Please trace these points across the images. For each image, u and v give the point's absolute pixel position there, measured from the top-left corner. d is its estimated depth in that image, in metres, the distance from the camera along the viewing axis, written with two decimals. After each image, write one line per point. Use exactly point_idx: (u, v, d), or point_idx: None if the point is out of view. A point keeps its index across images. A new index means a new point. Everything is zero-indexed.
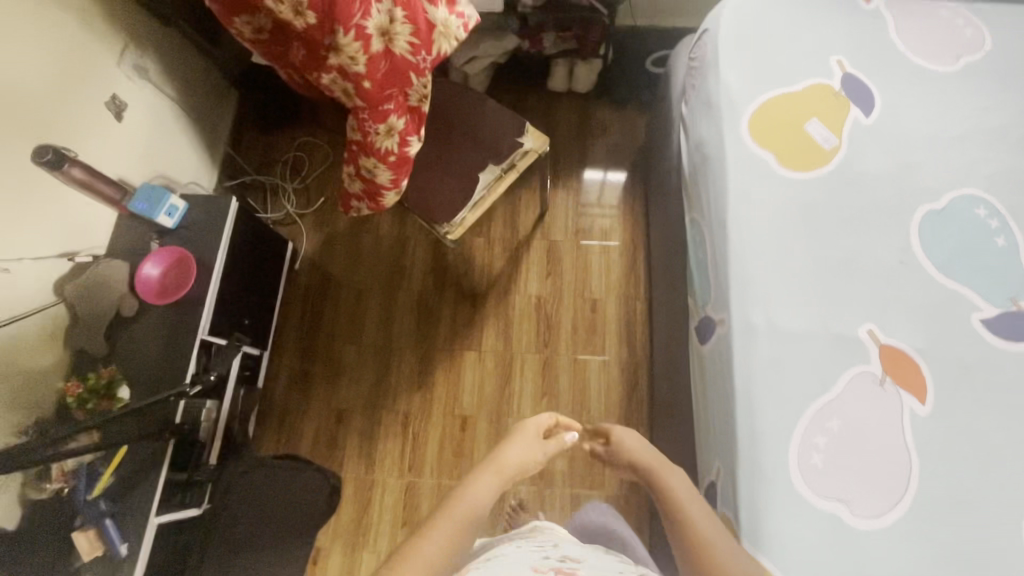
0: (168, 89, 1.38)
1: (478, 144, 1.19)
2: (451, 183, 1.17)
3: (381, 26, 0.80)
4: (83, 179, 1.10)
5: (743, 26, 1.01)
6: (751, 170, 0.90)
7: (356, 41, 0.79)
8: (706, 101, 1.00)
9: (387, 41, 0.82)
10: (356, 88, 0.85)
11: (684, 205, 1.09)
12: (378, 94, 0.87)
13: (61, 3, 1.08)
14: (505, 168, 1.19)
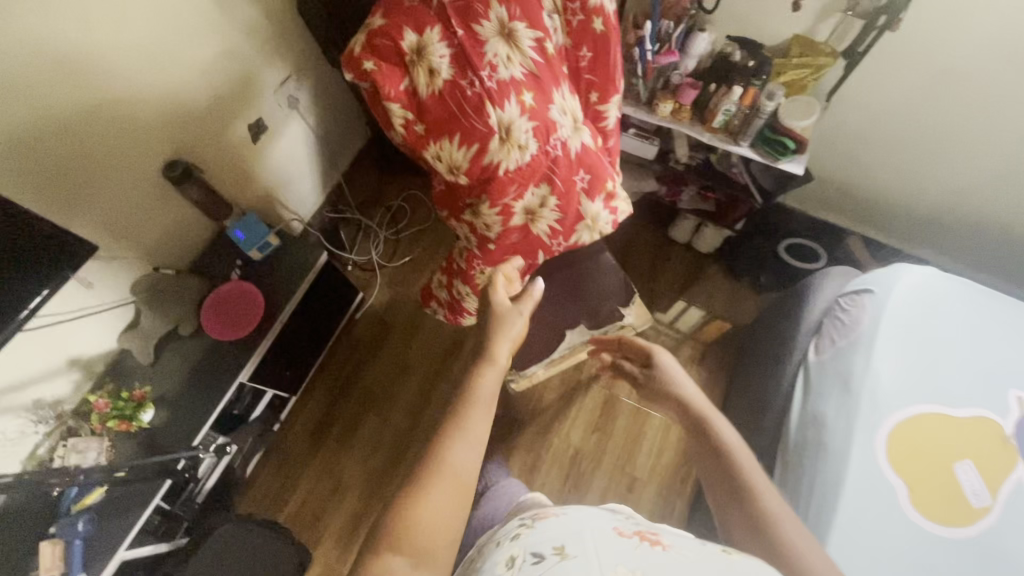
0: (310, 119, 1.41)
1: (580, 300, 1.10)
2: (535, 330, 1.08)
3: (529, 207, 0.74)
4: (196, 197, 1.11)
5: (914, 311, 0.89)
6: (872, 496, 0.77)
7: (497, 215, 0.73)
8: (844, 381, 0.86)
9: (529, 221, 0.75)
10: (479, 246, 0.79)
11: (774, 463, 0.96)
12: (497, 256, 0.81)
13: (246, 33, 1.11)
14: (595, 334, 1.10)
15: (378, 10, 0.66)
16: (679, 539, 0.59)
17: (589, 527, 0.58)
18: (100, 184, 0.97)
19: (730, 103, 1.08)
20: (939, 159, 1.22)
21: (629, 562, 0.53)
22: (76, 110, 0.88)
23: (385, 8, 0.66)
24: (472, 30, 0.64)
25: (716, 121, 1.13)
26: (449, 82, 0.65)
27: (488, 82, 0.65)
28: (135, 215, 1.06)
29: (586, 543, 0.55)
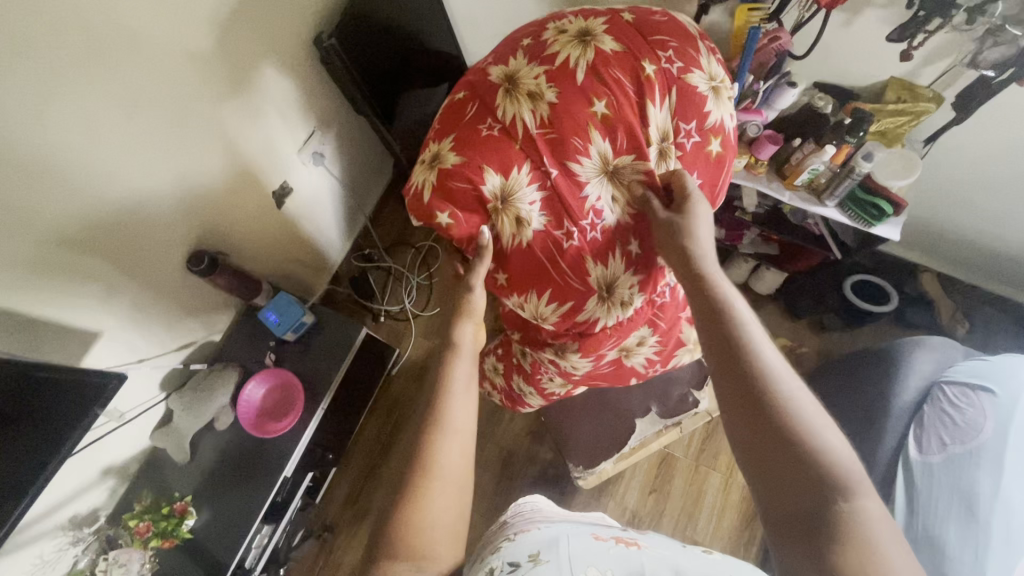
0: (336, 171, 1.28)
1: (648, 384, 1.01)
2: (598, 421, 1.01)
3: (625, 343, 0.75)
4: (224, 286, 1.01)
5: None
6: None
7: (588, 360, 0.74)
8: (966, 500, 0.79)
9: (625, 357, 0.76)
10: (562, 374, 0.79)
11: None
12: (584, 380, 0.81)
13: (268, 97, 0.98)
14: (668, 424, 0.99)
15: (455, 141, 0.60)
16: (660, 544, 0.69)
17: (578, 537, 0.69)
18: (115, 292, 0.87)
19: (818, 162, 0.95)
20: None
21: (602, 563, 0.61)
22: (92, 229, 0.78)
23: (463, 141, 0.59)
24: (573, 168, 0.58)
25: (800, 180, 1.00)
26: (545, 230, 0.61)
27: (588, 230, 0.61)
28: (159, 312, 0.97)
29: (561, 553, 0.63)
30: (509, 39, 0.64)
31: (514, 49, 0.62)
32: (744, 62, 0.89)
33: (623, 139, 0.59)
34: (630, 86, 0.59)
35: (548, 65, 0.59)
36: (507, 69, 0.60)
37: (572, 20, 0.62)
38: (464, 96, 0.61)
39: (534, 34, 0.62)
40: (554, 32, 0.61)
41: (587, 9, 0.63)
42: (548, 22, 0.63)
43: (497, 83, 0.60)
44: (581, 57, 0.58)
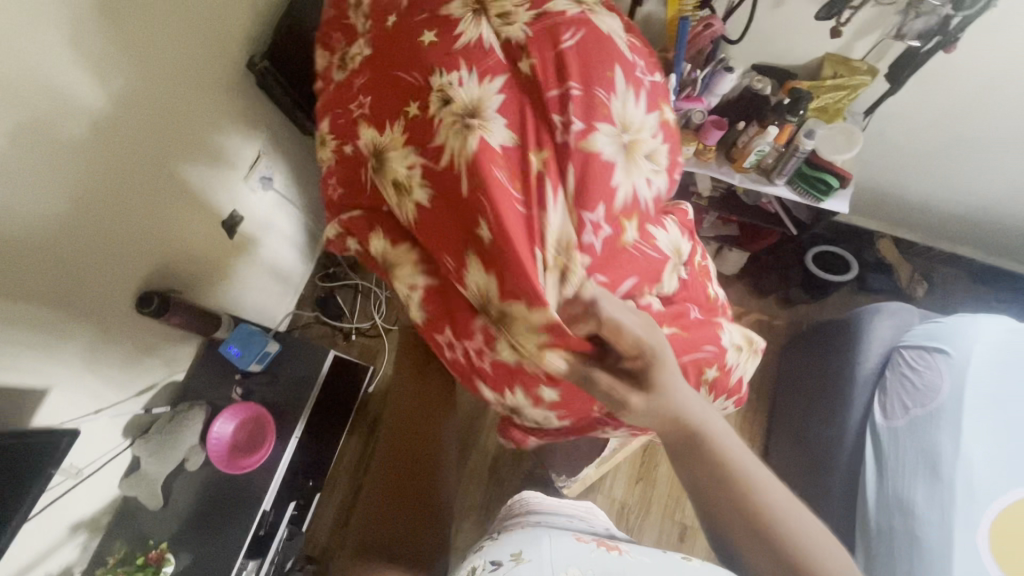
0: (290, 193, 1.25)
1: None
2: None
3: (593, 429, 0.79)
4: (179, 323, 0.98)
5: (995, 382, 0.84)
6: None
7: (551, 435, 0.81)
8: (931, 462, 0.81)
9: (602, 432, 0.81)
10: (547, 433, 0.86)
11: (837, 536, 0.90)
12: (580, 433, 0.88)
13: (207, 126, 0.95)
14: None
15: (345, 187, 0.69)
16: (640, 549, 0.69)
17: (561, 536, 0.69)
18: (61, 342, 0.83)
19: (763, 144, 0.96)
20: (986, 159, 1.13)
21: (580, 563, 0.62)
22: (33, 280, 0.75)
23: (355, 193, 0.69)
24: (458, 287, 0.61)
25: (748, 162, 1.01)
26: (437, 327, 0.65)
27: (485, 351, 0.63)
28: (113, 357, 0.94)
29: (543, 551, 0.64)
30: (381, 60, 0.64)
31: (390, 101, 0.62)
32: (680, 52, 0.90)
33: (500, 266, 0.57)
34: (499, 196, 0.56)
35: (417, 130, 0.60)
36: (375, 128, 0.63)
37: (445, 49, 0.60)
38: (347, 144, 0.67)
39: (404, 70, 0.61)
40: (422, 78, 0.60)
41: (467, 34, 0.60)
42: (420, 49, 0.61)
43: (365, 141, 0.64)
44: (452, 134, 0.57)
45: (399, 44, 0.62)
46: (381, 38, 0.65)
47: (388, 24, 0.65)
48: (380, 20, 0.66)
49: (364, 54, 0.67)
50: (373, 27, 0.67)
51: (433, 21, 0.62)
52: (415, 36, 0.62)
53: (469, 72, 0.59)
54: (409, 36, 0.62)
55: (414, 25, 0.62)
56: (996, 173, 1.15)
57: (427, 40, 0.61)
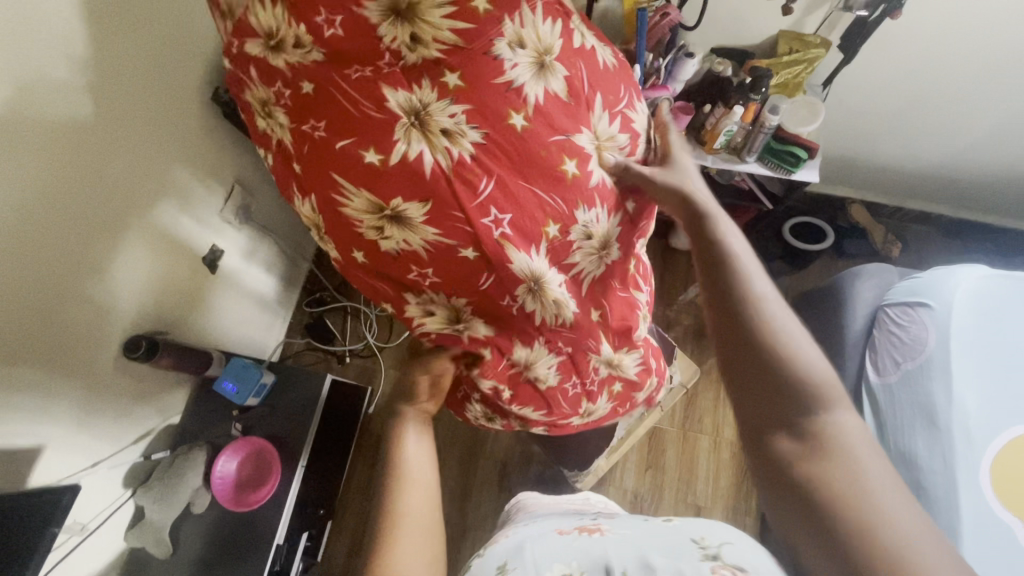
0: (265, 220, 1.23)
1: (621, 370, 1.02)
2: None
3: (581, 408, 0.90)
4: (170, 365, 0.97)
5: (979, 328, 0.87)
6: (980, 531, 0.74)
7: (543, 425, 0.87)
8: (928, 412, 0.83)
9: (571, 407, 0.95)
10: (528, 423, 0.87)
11: None
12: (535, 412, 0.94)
13: (176, 162, 0.94)
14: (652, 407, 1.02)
15: (440, 280, 0.59)
16: (622, 523, 0.73)
17: (545, 534, 0.71)
18: (48, 398, 0.81)
19: (732, 124, 0.99)
20: (943, 117, 1.17)
21: (565, 559, 0.64)
22: (17, 332, 0.73)
23: (453, 293, 0.61)
24: (575, 361, 0.71)
25: (718, 143, 1.03)
26: (566, 376, 0.72)
27: (588, 386, 0.75)
28: (104, 408, 0.92)
29: (526, 555, 0.66)
30: (505, 164, 0.55)
31: (532, 226, 0.58)
32: (641, 44, 0.92)
33: (618, 336, 0.74)
34: (621, 293, 0.72)
35: (561, 255, 0.61)
36: (524, 250, 0.58)
37: (588, 183, 0.59)
38: (451, 242, 0.56)
39: (549, 193, 0.57)
40: (577, 212, 0.59)
41: (596, 172, 0.60)
42: (565, 178, 0.57)
43: (516, 266, 0.58)
44: (592, 261, 0.65)
45: (530, 155, 0.55)
46: (504, 139, 0.54)
47: (512, 123, 0.54)
48: (482, 101, 0.52)
49: (471, 139, 0.53)
50: (470, 101, 0.52)
51: (572, 145, 0.57)
52: (557, 159, 0.56)
53: (606, 206, 0.62)
54: (548, 155, 0.56)
55: (552, 143, 0.55)
56: (951, 130, 1.20)
57: (568, 170, 0.57)
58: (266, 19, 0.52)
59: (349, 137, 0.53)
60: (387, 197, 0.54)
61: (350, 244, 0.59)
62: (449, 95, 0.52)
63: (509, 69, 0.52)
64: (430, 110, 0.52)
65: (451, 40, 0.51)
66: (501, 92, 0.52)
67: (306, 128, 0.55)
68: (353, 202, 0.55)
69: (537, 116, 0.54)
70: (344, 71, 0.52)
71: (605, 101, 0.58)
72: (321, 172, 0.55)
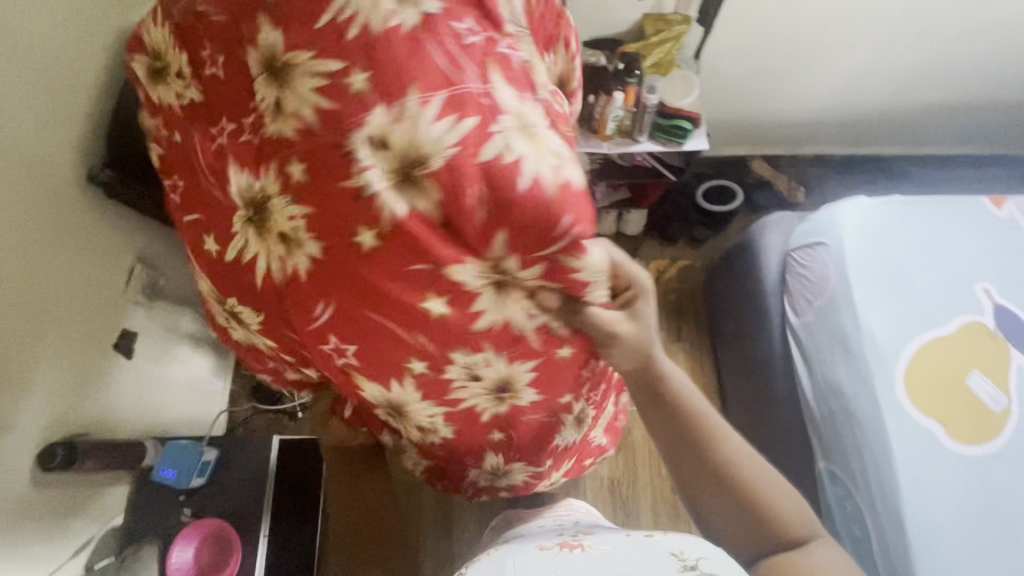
0: (181, 290, 1.18)
1: None
2: None
3: None
4: (96, 467, 0.91)
5: (873, 252, 0.92)
6: (905, 437, 0.80)
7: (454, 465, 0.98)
8: (843, 342, 0.88)
9: None
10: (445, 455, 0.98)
11: (795, 433, 0.96)
12: None
13: (67, 252, 0.90)
14: None
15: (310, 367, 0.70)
16: (604, 539, 0.68)
17: (524, 553, 0.66)
18: None
19: (615, 109, 1.03)
20: (809, 67, 1.26)
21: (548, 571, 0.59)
22: None
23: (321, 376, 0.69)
24: (456, 457, 0.79)
25: (609, 129, 1.07)
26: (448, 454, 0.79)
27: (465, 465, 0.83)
28: (28, 531, 0.84)
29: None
30: (342, 290, 0.52)
31: (389, 359, 0.58)
32: None
33: (513, 451, 0.77)
34: (529, 425, 0.72)
35: (434, 389, 0.62)
36: (371, 375, 0.61)
37: (467, 326, 0.54)
38: (291, 343, 0.64)
39: (406, 328, 0.54)
40: (449, 359, 0.58)
41: (486, 311, 0.53)
42: (428, 317, 0.52)
43: (360, 381, 0.63)
44: (487, 396, 0.65)
45: (372, 287, 0.50)
46: (348, 260, 0.49)
47: (357, 240, 0.48)
48: (321, 200, 0.48)
49: (307, 251, 0.51)
50: (310, 202, 0.48)
51: (434, 279, 0.50)
52: (413, 297, 0.51)
53: (502, 352, 0.58)
54: (405, 295, 0.51)
55: (407, 274, 0.49)
56: (818, 77, 1.30)
57: (432, 308, 0.52)
58: (158, 44, 0.57)
59: (211, 214, 0.59)
60: (230, 290, 0.63)
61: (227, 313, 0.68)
62: (286, 178, 0.49)
63: (358, 168, 0.46)
64: (274, 204, 0.51)
65: (309, 111, 0.46)
66: (344, 198, 0.47)
67: (190, 189, 0.62)
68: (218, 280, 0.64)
69: (393, 235, 0.47)
70: (210, 129, 0.54)
71: (511, 238, 0.47)
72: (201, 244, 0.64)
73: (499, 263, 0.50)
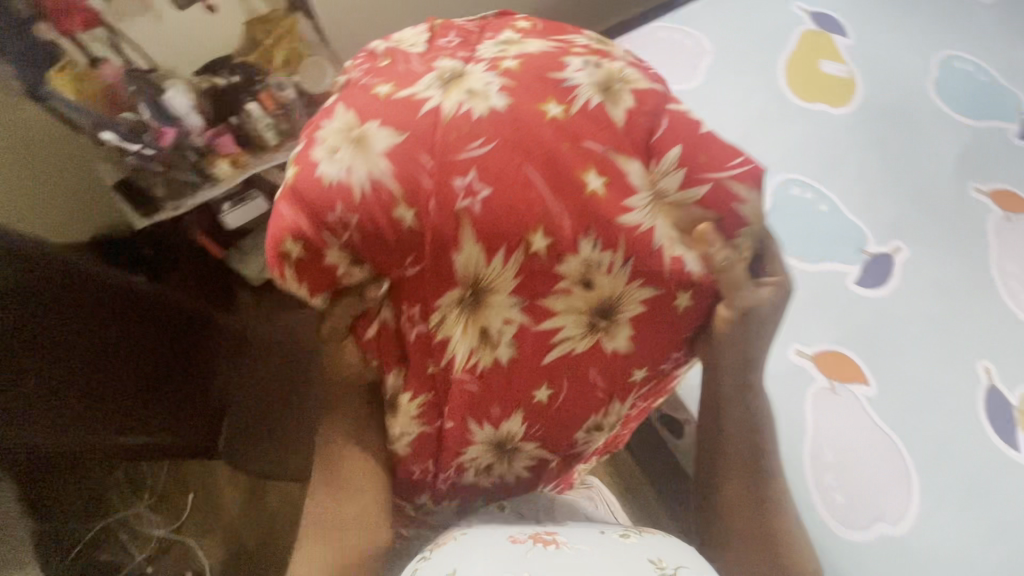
0: None
1: None
2: None
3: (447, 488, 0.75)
4: None
5: None
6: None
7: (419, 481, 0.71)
8: None
9: None
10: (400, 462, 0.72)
11: None
12: None
13: None
14: None
15: (364, 256, 0.50)
16: (577, 533, 0.64)
17: (492, 540, 0.61)
18: None
19: (261, 117, 1.04)
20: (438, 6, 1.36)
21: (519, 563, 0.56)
22: None
23: (377, 263, 0.50)
24: (472, 424, 0.61)
25: (270, 140, 1.07)
26: (483, 410, 0.61)
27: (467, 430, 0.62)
28: None
29: (477, 560, 0.56)
30: (508, 150, 0.48)
31: (508, 230, 0.49)
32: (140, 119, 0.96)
33: (540, 423, 0.64)
34: (581, 380, 0.61)
35: (533, 285, 0.52)
36: (482, 256, 0.50)
37: (618, 211, 0.51)
38: (394, 201, 0.47)
39: (558, 205, 0.49)
40: (577, 246, 0.51)
41: (636, 210, 0.51)
42: (583, 191, 0.50)
43: (457, 263, 0.50)
44: (576, 329, 0.57)
45: (554, 162, 0.49)
46: (526, 121, 0.49)
47: (547, 112, 0.49)
48: (528, 84, 0.50)
49: (490, 103, 0.49)
50: (512, 78, 0.50)
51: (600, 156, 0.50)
52: (578, 166, 0.49)
53: (626, 251, 0.52)
54: (567, 158, 0.49)
55: (579, 146, 0.49)
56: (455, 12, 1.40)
57: (591, 183, 0.50)
58: None
59: (379, 78, 0.52)
60: (365, 117, 0.48)
61: (308, 154, 0.49)
62: (506, 72, 0.50)
63: (571, 72, 0.51)
64: (471, 74, 0.51)
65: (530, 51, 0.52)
66: (552, 82, 0.50)
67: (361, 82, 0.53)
68: (336, 119, 0.50)
69: (578, 114, 0.50)
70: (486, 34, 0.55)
71: (684, 156, 0.50)
72: (347, 94, 0.52)
73: (692, 176, 0.51)
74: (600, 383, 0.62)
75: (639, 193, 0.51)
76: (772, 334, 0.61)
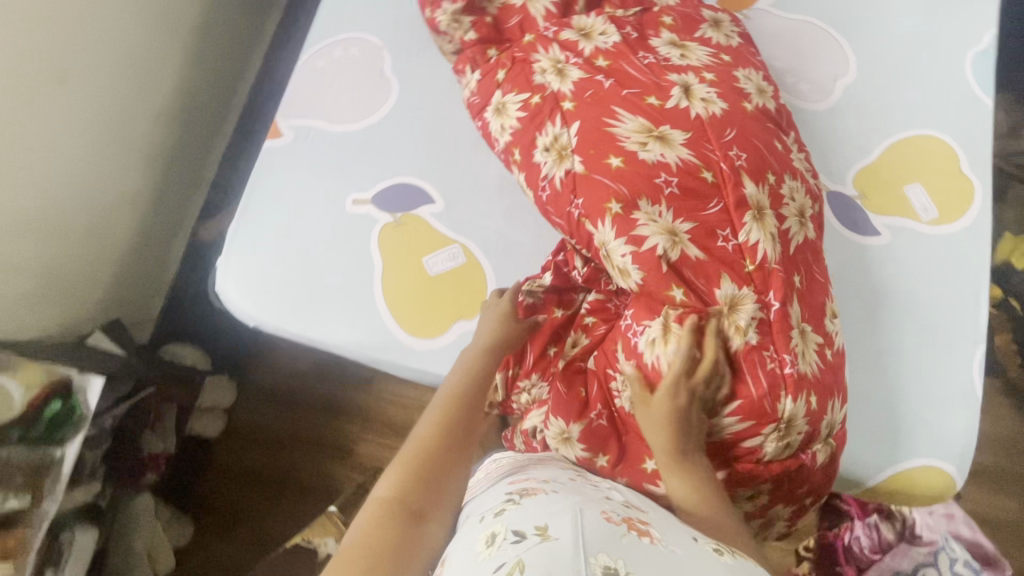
0: None
1: None
2: None
3: None
4: None
5: (282, 290, 0.82)
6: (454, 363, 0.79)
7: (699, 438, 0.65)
8: (363, 360, 0.82)
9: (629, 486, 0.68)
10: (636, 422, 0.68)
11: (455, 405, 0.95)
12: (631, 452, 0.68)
13: None
14: None
15: (672, 207, 0.66)
16: (666, 527, 0.56)
17: (581, 505, 0.55)
18: None
19: None
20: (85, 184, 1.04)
21: (612, 551, 0.49)
22: None
23: (681, 217, 0.66)
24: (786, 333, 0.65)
25: (19, 503, 0.83)
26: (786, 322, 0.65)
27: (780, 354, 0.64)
28: None
29: (571, 523, 0.51)
30: (745, 143, 0.70)
31: (767, 167, 0.70)
32: None
33: (814, 321, 0.69)
34: (821, 274, 0.72)
35: (778, 205, 0.69)
36: (766, 168, 0.69)
37: (790, 164, 0.72)
38: (726, 86, 0.73)
39: (778, 166, 0.71)
40: (785, 188, 0.70)
41: (797, 164, 0.74)
42: (783, 157, 0.72)
43: (746, 89, 0.74)
44: (803, 229, 0.70)
45: (760, 150, 0.70)
46: (746, 123, 0.71)
47: (746, 108, 0.73)
48: (729, 91, 0.73)
49: (716, 100, 0.71)
50: (741, 129, 0.71)
51: (770, 142, 0.72)
52: (767, 141, 0.71)
53: (813, 196, 0.74)
54: (767, 142, 0.71)
55: (767, 136, 0.72)
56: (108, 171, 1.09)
57: (779, 147, 0.73)
58: (584, 23, 0.78)
59: (637, 90, 0.71)
60: (721, 51, 0.78)
61: (601, 152, 0.68)
62: (711, 84, 0.73)
63: (747, 98, 0.74)
64: (674, 47, 0.77)
65: (710, 84, 0.73)
66: (752, 120, 0.72)
67: (599, 78, 0.73)
68: (572, 131, 0.71)
69: (759, 109, 0.74)
70: (635, 58, 0.74)
71: (798, 145, 0.77)
72: (607, 102, 0.71)
73: (810, 165, 0.77)
74: (828, 278, 0.74)
75: (796, 159, 0.74)
76: (862, 220, 0.88)
